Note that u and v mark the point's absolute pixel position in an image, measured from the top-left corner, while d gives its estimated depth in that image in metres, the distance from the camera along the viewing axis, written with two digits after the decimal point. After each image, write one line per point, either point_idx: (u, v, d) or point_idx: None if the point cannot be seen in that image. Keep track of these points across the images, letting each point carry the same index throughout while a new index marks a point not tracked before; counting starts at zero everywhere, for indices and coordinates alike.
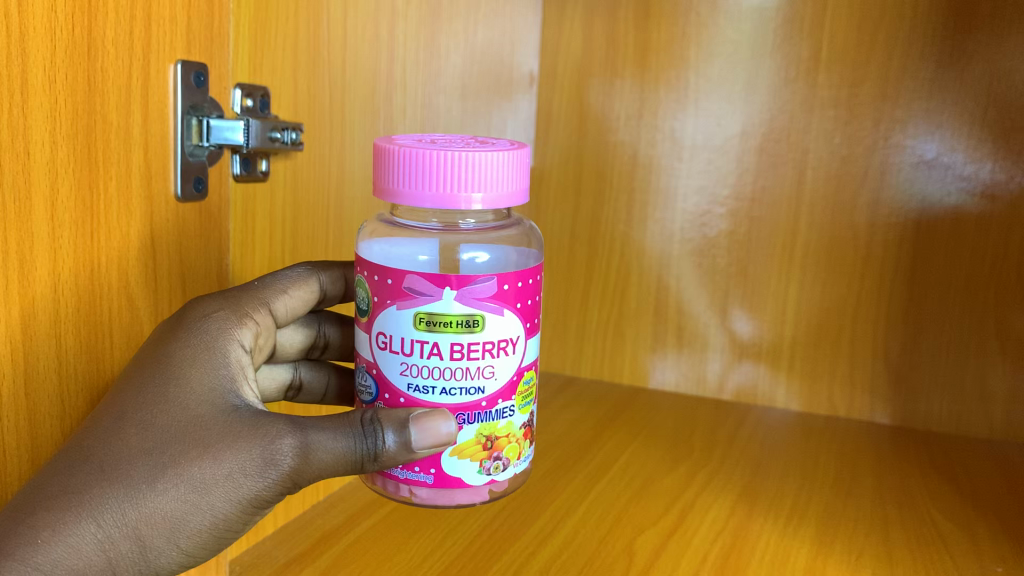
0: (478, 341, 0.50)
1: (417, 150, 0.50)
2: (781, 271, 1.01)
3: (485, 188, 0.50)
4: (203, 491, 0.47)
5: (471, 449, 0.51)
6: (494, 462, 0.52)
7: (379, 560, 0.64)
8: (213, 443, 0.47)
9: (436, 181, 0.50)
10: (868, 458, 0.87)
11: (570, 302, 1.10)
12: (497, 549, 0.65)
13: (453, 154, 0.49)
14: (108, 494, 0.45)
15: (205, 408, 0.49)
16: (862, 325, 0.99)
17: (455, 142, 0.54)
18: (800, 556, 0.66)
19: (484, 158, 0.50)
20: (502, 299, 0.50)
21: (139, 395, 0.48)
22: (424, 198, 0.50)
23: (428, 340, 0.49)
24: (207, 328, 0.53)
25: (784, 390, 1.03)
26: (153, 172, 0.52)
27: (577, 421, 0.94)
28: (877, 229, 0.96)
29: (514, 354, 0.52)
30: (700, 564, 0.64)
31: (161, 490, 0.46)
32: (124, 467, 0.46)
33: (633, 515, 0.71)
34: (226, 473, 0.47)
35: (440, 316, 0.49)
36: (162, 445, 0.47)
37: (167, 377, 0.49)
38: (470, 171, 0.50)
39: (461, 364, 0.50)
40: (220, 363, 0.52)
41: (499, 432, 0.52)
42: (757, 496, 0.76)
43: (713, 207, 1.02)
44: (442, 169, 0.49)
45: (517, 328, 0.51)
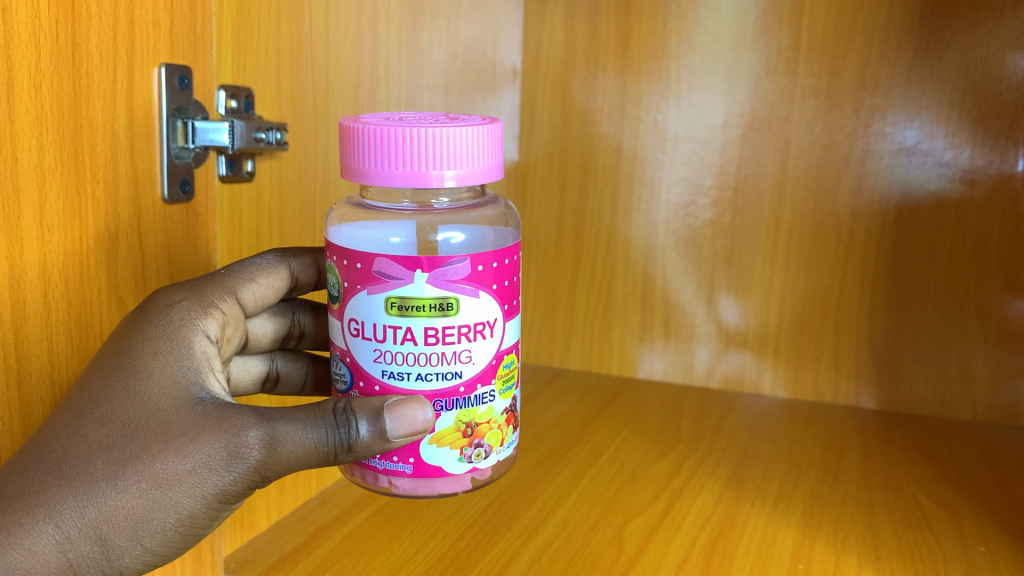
0: (450, 324, 0.50)
1: (387, 129, 0.50)
2: (766, 259, 1.02)
3: (455, 164, 0.51)
4: (167, 486, 0.47)
5: (450, 438, 0.52)
6: (475, 449, 0.53)
7: (371, 554, 0.65)
8: (177, 437, 0.48)
9: (406, 158, 0.50)
10: (854, 442, 0.88)
11: (557, 295, 1.11)
12: (488, 538, 0.66)
13: (423, 132, 0.50)
14: (67, 493, 0.46)
15: (167, 401, 0.49)
16: (846, 311, 1.00)
17: (424, 118, 0.55)
18: (787, 539, 0.67)
19: (454, 133, 0.50)
20: (474, 282, 0.50)
21: (100, 391, 0.48)
22: (396, 176, 0.50)
23: (401, 322, 0.50)
24: (170, 318, 0.53)
25: (771, 377, 1.04)
26: (140, 175, 0.52)
27: (567, 412, 0.95)
28: (859, 216, 0.97)
29: (492, 337, 0.52)
30: (688, 551, 0.64)
31: (122, 488, 0.46)
32: (84, 465, 0.46)
33: (622, 504, 0.72)
34: (191, 468, 0.47)
35: (411, 300, 0.49)
36: (123, 441, 0.47)
37: (128, 369, 0.49)
38: (441, 148, 0.50)
39: (436, 347, 0.50)
40: (184, 354, 0.52)
41: (479, 419, 0.53)
42: (744, 482, 0.77)
43: (697, 197, 1.03)
44: (412, 144, 0.50)
45: (489, 314, 0.52)
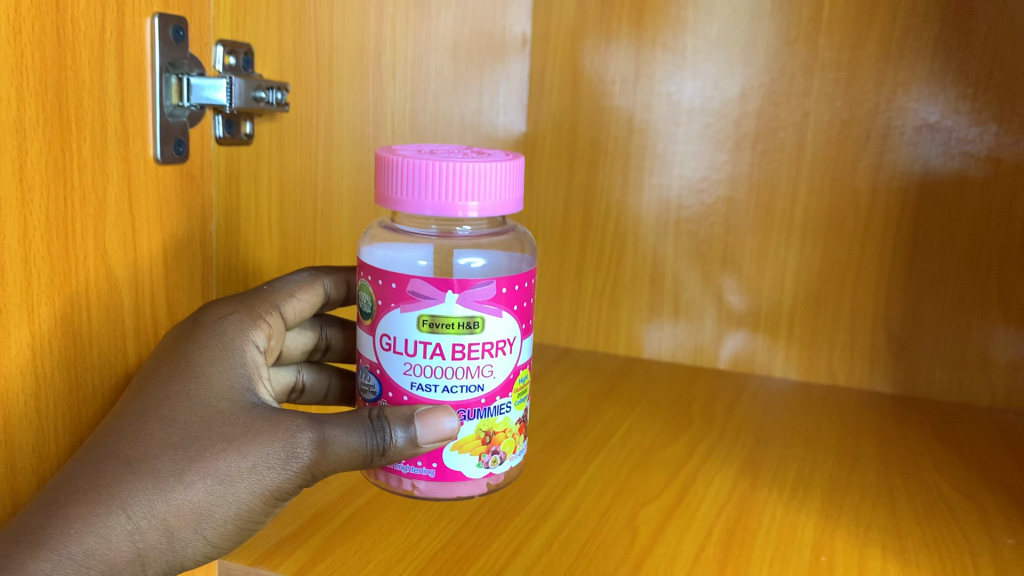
0: (476, 342, 0.50)
1: (421, 161, 0.51)
2: (781, 237, 0.99)
3: (480, 199, 0.51)
4: (226, 484, 0.48)
5: (468, 444, 0.52)
6: (492, 456, 0.53)
7: (373, 539, 0.62)
8: (235, 436, 0.49)
9: (434, 192, 0.50)
10: (870, 428, 0.85)
11: (563, 272, 1.07)
12: (497, 523, 0.63)
13: (454, 165, 0.50)
14: (137, 487, 0.47)
15: (227, 404, 0.51)
16: (862, 292, 0.97)
17: (451, 151, 0.55)
18: (807, 529, 0.64)
19: (482, 168, 0.51)
20: (500, 304, 0.51)
21: (160, 394, 0.50)
22: (424, 205, 0.51)
23: (431, 340, 0.50)
24: (224, 330, 0.55)
25: (784, 359, 1.01)
26: (131, 132, 0.49)
27: (574, 392, 0.92)
28: (878, 194, 0.94)
29: (510, 353, 0.53)
30: (706, 539, 0.61)
31: (186, 484, 0.48)
32: (152, 460, 0.48)
33: (633, 490, 0.68)
34: (250, 466, 0.49)
35: (441, 319, 0.49)
36: (185, 440, 0.49)
37: (189, 375, 0.51)
38: (470, 182, 0.51)
39: (464, 363, 0.50)
40: (237, 362, 0.54)
41: (497, 427, 0.53)
42: (759, 468, 0.74)
43: (711, 173, 1.00)
44: (441, 181, 0.50)
45: (511, 328, 0.52)
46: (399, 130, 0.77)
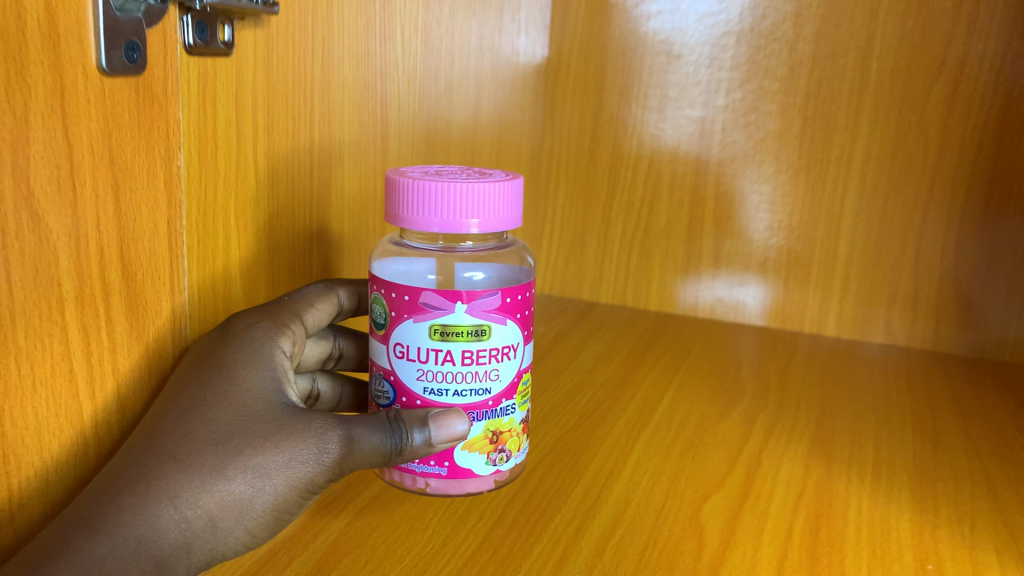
0: (485, 350, 0.48)
1: (424, 183, 0.46)
2: (837, 180, 0.87)
3: (483, 215, 0.46)
4: (264, 488, 0.41)
5: (478, 443, 0.49)
6: (499, 454, 0.50)
7: (388, 545, 0.49)
8: (274, 435, 0.42)
9: (435, 208, 0.46)
10: (945, 397, 0.75)
11: (589, 218, 0.96)
12: (535, 521, 0.52)
13: (457, 185, 0.46)
14: (185, 476, 0.40)
15: (272, 401, 0.44)
16: (929, 241, 0.86)
17: (458, 171, 0.50)
18: (901, 527, 0.54)
19: (487, 187, 0.46)
20: (508, 313, 0.48)
21: (187, 394, 0.43)
22: (430, 225, 0.46)
23: (439, 350, 0.47)
24: (256, 339, 0.46)
25: (837, 316, 0.91)
26: (60, 29, 0.35)
27: (606, 352, 0.81)
28: (953, 130, 0.83)
29: (517, 357, 0.50)
30: (785, 541, 0.51)
31: (219, 488, 0.40)
32: (200, 451, 0.41)
33: (693, 477, 0.58)
34: (290, 467, 0.41)
35: (450, 327, 0.47)
36: (216, 439, 0.41)
37: (231, 369, 0.44)
38: (475, 201, 0.46)
39: (473, 369, 0.48)
40: (275, 365, 0.46)
41: (504, 427, 0.50)
42: (831, 448, 0.64)
43: (760, 105, 0.88)
44: (442, 198, 0.46)
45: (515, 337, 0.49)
46: (410, 48, 0.64)
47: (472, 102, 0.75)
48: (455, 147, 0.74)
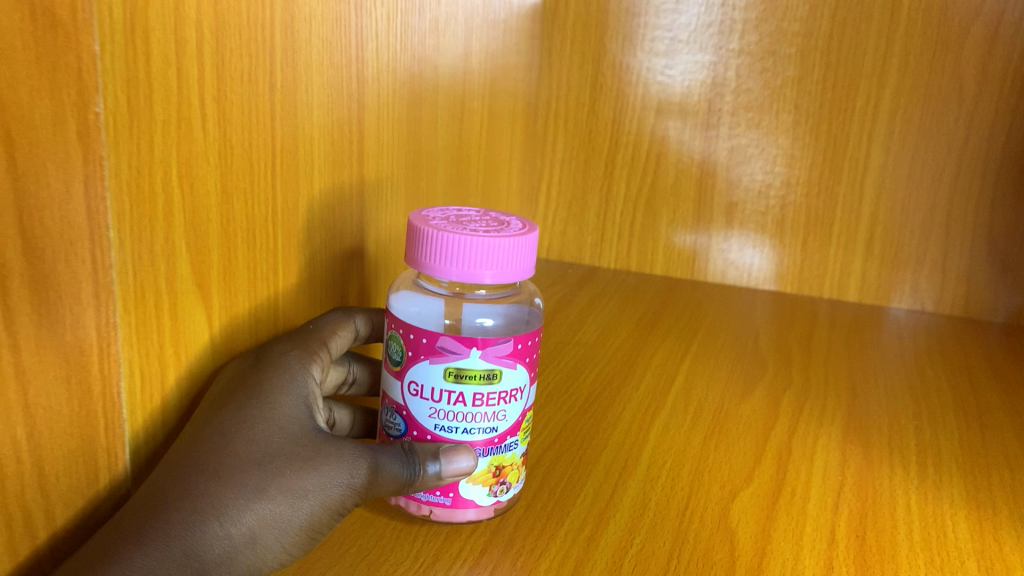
0: (500, 395, 0.41)
1: (436, 230, 0.41)
2: (863, 130, 0.79)
3: (498, 268, 0.41)
4: (300, 511, 0.37)
5: (479, 475, 0.42)
6: (500, 486, 0.43)
7: (370, 562, 0.41)
8: (311, 454, 0.38)
9: (446, 260, 0.41)
10: (985, 368, 0.68)
11: (589, 174, 0.88)
12: (537, 531, 0.44)
13: (470, 238, 0.41)
14: (220, 497, 0.35)
15: (300, 426, 0.40)
16: (962, 198, 0.79)
17: (471, 219, 0.45)
18: (959, 527, 0.47)
19: (505, 241, 0.41)
20: (526, 355, 0.42)
21: (217, 417, 0.39)
22: (443, 271, 0.41)
23: (450, 396, 0.41)
24: (283, 365, 0.43)
25: (859, 280, 0.84)
26: None
27: (611, 323, 0.74)
28: (992, 74, 0.75)
29: (527, 398, 0.43)
30: (830, 548, 0.44)
31: (255, 510, 0.36)
32: (232, 471, 0.36)
33: (718, 469, 0.51)
34: (327, 490, 0.38)
35: (462, 373, 0.40)
36: (252, 457, 0.37)
37: (257, 395, 0.40)
38: (490, 253, 0.41)
39: (485, 416, 0.41)
40: (301, 387, 0.43)
41: (507, 461, 0.43)
42: (869, 433, 0.57)
43: (779, 48, 0.79)
44: (453, 248, 0.41)
45: (527, 378, 0.43)
46: None
47: (462, 44, 0.66)
48: (443, 95, 0.65)
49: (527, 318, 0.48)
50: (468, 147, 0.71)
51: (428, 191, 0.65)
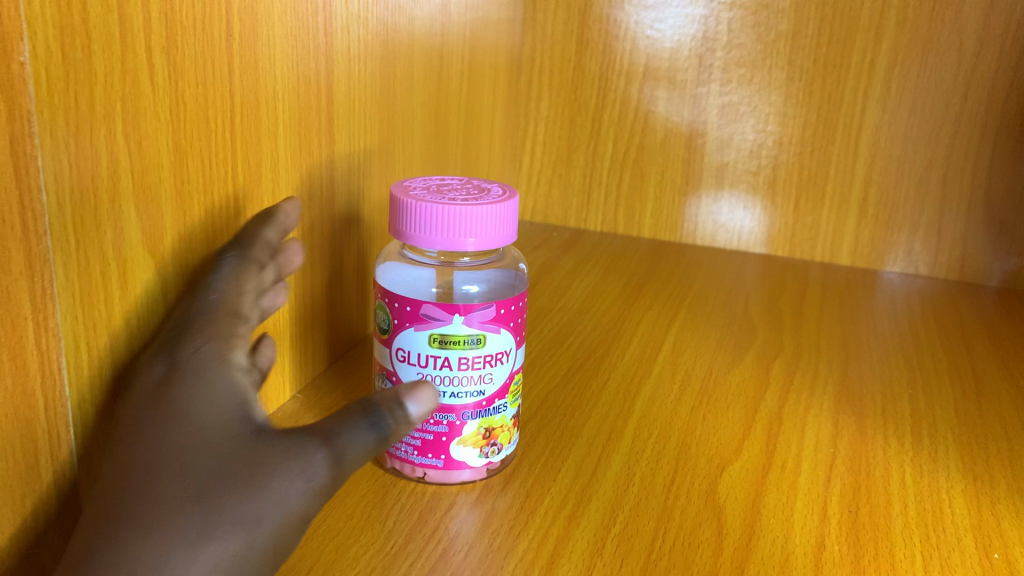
0: (488, 359, 0.42)
1: (416, 202, 0.40)
2: (858, 87, 0.77)
3: (481, 234, 0.40)
4: (259, 540, 0.32)
5: (470, 438, 0.43)
6: (489, 448, 0.44)
7: (339, 543, 0.39)
8: (253, 470, 0.32)
9: (427, 229, 0.40)
10: (981, 334, 0.66)
11: (575, 134, 0.85)
12: (514, 510, 0.42)
13: (450, 207, 0.40)
14: (156, 549, 0.30)
15: (226, 433, 0.34)
16: (959, 158, 0.76)
17: (452, 184, 0.44)
18: (956, 504, 0.45)
19: (486, 208, 0.40)
20: (511, 319, 0.42)
21: (135, 446, 0.33)
22: (425, 242, 0.40)
23: (436, 363, 0.41)
24: (202, 363, 0.37)
25: (852, 243, 0.81)
26: None
27: (597, 289, 0.71)
28: (993, 28, 0.72)
29: (515, 362, 0.43)
30: (821, 526, 0.42)
31: (204, 555, 0.31)
32: (162, 515, 0.31)
33: (704, 441, 0.49)
34: (281, 506, 0.32)
35: (447, 339, 0.41)
36: (178, 484, 0.32)
37: (171, 410, 0.34)
38: (470, 221, 0.40)
39: (472, 381, 0.42)
40: (221, 385, 0.36)
41: (497, 424, 0.43)
42: (863, 403, 0.55)
43: (772, 1, 0.76)
44: (432, 218, 0.40)
45: (515, 341, 0.43)
46: None
47: None
48: (419, 49, 0.61)
49: (514, 283, 0.45)
50: (447, 104, 0.68)
51: (405, 152, 0.62)
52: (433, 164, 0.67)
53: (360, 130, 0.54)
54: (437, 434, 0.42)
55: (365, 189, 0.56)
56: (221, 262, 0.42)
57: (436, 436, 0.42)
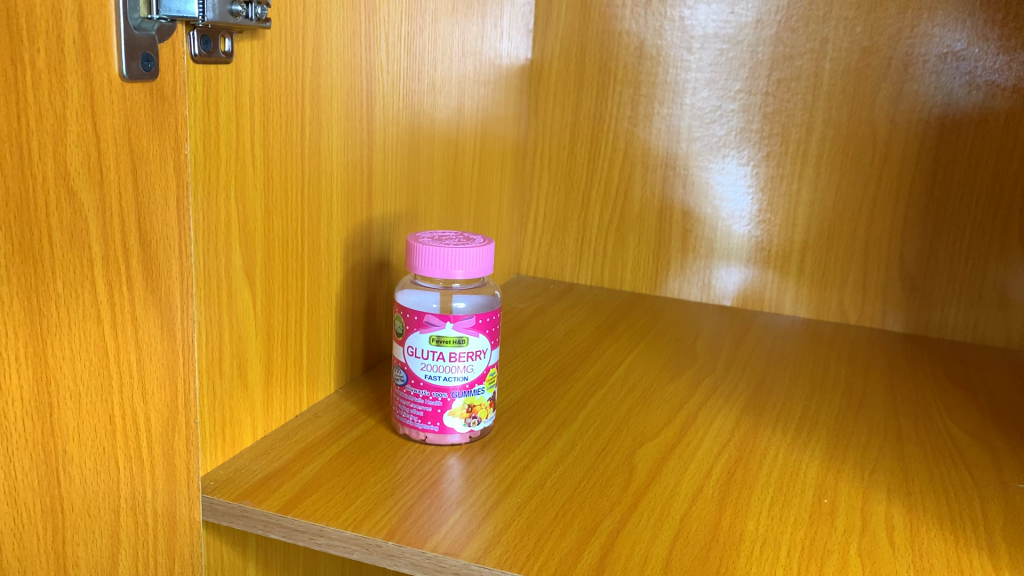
0: (470, 354, 0.60)
1: (421, 245, 0.59)
2: (794, 170, 0.95)
3: (466, 267, 0.59)
4: None
5: (457, 411, 0.61)
6: (472, 420, 0.62)
7: (363, 475, 0.58)
8: None
9: (429, 264, 0.59)
10: (881, 366, 0.83)
11: (569, 206, 1.04)
12: (486, 463, 0.60)
13: (444, 249, 0.59)
14: None
15: None
16: (877, 229, 0.94)
17: (450, 234, 0.63)
18: (810, 470, 0.62)
19: (469, 250, 0.59)
20: (487, 327, 0.60)
21: None
22: (429, 271, 0.59)
23: (434, 355, 0.60)
24: None
25: (793, 297, 0.99)
26: (91, 45, 0.41)
27: (577, 326, 0.89)
28: (898, 126, 0.91)
29: (489, 358, 0.62)
30: (704, 479, 0.59)
31: None
32: None
33: (633, 427, 0.67)
34: None
35: (441, 338, 0.59)
36: None
37: None
38: (457, 258, 0.59)
39: (459, 369, 0.60)
40: None
41: (477, 402, 0.62)
42: (764, 407, 0.72)
43: (725, 102, 0.96)
44: (433, 256, 0.59)
45: (490, 343, 0.61)
46: (394, 54, 0.70)
47: (456, 100, 0.83)
48: (439, 140, 0.81)
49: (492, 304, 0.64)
50: (462, 182, 0.88)
51: (425, 216, 0.81)
52: (448, 227, 0.87)
53: (390, 199, 0.74)
54: (434, 406, 0.61)
55: (393, 242, 0.76)
56: (291, 288, 0.62)
57: (433, 407, 0.61)
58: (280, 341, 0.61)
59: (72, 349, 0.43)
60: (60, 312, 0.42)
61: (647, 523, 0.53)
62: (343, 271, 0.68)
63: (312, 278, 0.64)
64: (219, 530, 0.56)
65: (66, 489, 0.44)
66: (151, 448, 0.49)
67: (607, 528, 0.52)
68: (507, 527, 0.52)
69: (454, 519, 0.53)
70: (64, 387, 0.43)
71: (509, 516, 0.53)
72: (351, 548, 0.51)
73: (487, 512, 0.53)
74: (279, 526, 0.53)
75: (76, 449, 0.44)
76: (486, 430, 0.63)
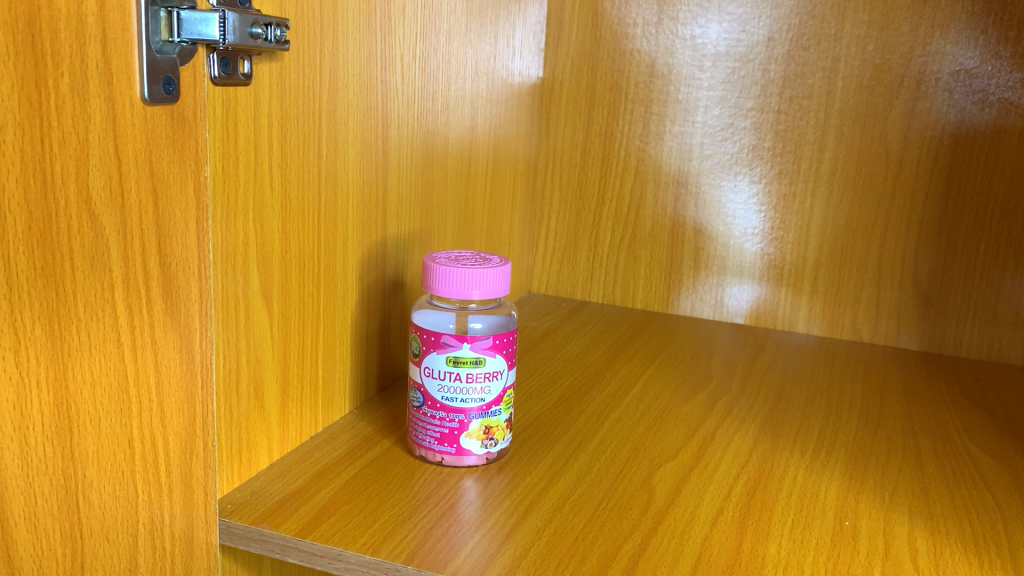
0: (487, 375, 0.60)
1: (438, 266, 0.59)
2: (806, 187, 0.95)
3: (483, 287, 0.59)
4: None
5: (474, 432, 0.61)
6: (489, 441, 0.61)
7: (380, 497, 0.57)
8: None
9: (446, 284, 0.59)
10: (897, 386, 0.82)
11: (580, 224, 1.04)
12: (504, 486, 0.59)
13: (461, 269, 0.59)
14: None
15: None
16: (891, 246, 0.93)
17: (466, 255, 0.63)
18: (830, 492, 0.61)
19: (486, 270, 0.59)
20: (503, 348, 0.60)
21: None
22: (446, 291, 0.59)
23: (451, 376, 0.59)
24: None
25: (806, 314, 0.98)
26: (114, 69, 0.41)
27: (590, 345, 0.89)
28: (911, 143, 0.91)
29: (506, 378, 0.61)
30: (723, 501, 0.59)
31: None
32: None
33: (650, 448, 0.66)
34: None
35: (458, 359, 0.59)
36: None
37: None
38: (474, 279, 0.59)
39: (475, 390, 0.60)
40: None
41: (494, 423, 0.61)
42: (781, 427, 0.71)
43: (736, 120, 0.96)
44: (450, 276, 0.59)
45: (507, 364, 0.61)
46: (409, 74, 0.70)
47: (469, 119, 0.83)
48: (452, 159, 0.81)
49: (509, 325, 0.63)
50: (474, 201, 0.88)
51: (439, 235, 0.81)
52: (462, 246, 0.86)
53: (405, 218, 0.74)
54: (451, 427, 0.60)
55: (407, 262, 0.75)
56: (307, 309, 0.61)
57: (450, 429, 0.60)
58: (296, 362, 0.61)
59: (92, 373, 0.42)
60: (82, 337, 0.41)
61: (669, 547, 0.53)
62: (358, 292, 0.68)
63: (327, 299, 0.64)
64: (236, 554, 0.55)
65: (85, 515, 0.43)
66: (168, 472, 0.48)
67: (627, 552, 0.52)
68: (528, 551, 0.51)
69: (472, 544, 0.52)
70: (84, 412, 0.42)
71: (528, 540, 0.53)
72: (370, 572, 0.51)
73: (507, 537, 0.53)
74: (297, 550, 0.52)
75: (95, 474, 0.43)
76: (502, 451, 0.63)
